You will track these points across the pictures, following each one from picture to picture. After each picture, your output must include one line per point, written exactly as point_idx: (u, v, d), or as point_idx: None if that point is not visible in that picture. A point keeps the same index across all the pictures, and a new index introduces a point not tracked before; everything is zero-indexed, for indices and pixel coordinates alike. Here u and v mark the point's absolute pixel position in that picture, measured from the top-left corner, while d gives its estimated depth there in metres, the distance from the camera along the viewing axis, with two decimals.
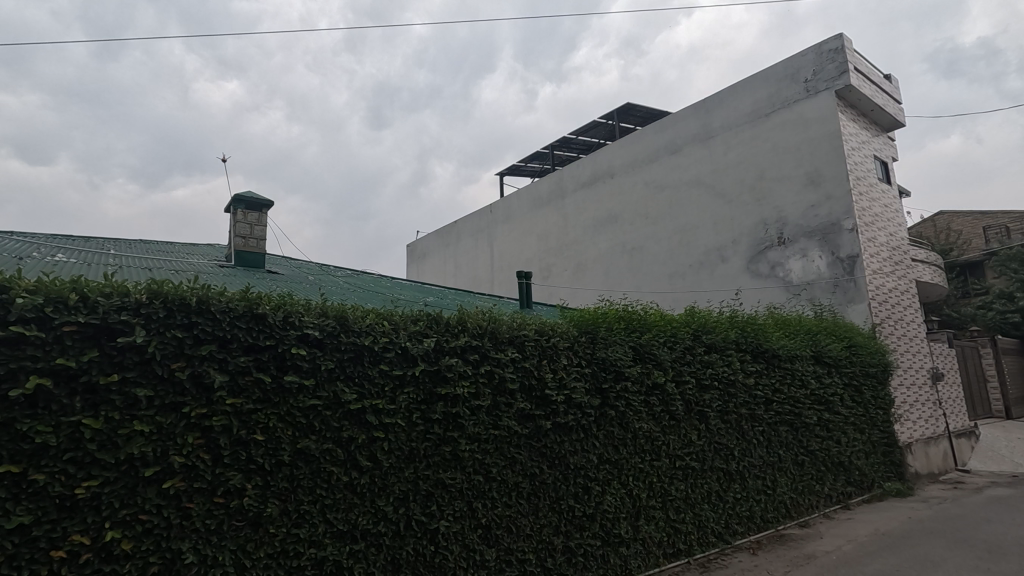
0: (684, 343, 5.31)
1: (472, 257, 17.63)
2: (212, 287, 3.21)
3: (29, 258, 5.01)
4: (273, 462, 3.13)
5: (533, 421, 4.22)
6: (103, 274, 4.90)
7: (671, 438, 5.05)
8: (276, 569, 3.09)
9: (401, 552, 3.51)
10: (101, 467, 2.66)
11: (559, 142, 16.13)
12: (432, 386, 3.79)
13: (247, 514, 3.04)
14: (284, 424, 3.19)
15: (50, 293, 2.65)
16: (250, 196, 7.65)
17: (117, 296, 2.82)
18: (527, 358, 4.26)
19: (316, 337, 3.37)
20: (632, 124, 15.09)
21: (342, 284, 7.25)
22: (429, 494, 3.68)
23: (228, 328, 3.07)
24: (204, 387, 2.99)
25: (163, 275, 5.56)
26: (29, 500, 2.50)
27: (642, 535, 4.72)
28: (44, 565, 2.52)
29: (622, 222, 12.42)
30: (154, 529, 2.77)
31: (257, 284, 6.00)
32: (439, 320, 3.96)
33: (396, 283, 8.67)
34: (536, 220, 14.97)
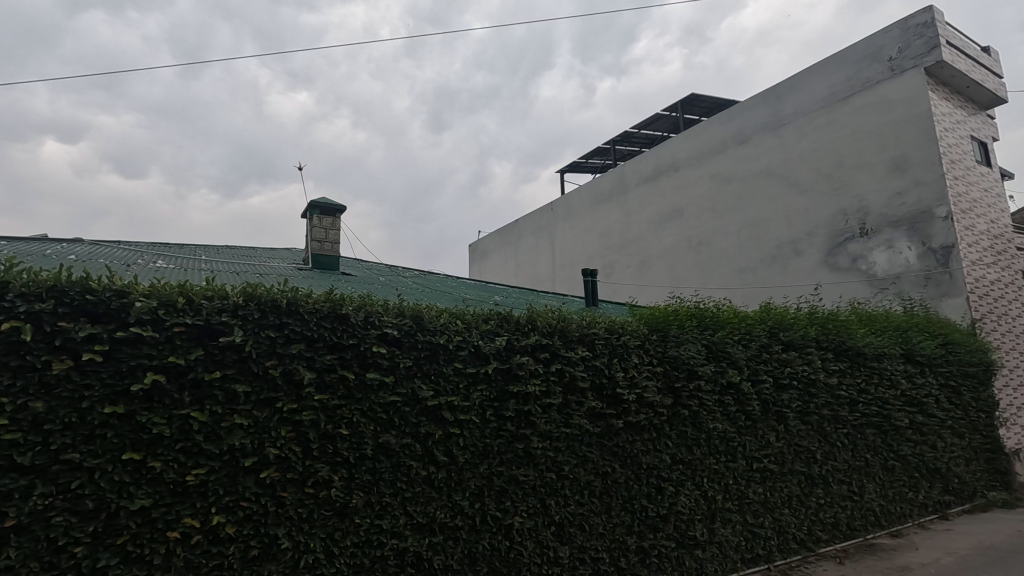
0: (761, 341, 5.10)
1: (533, 255, 17.75)
2: (300, 289, 3.41)
3: (136, 265, 5.51)
4: (357, 456, 3.28)
5: (604, 420, 4.19)
6: (202, 277, 5.35)
7: (747, 438, 4.87)
8: (361, 558, 3.25)
9: (477, 545, 3.60)
10: (207, 456, 2.90)
11: (620, 136, 15.87)
12: (504, 383, 3.84)
13: (334, 504, 3.21)
14: (366, 419, 3.33)
15: (161, 296, 2.91)
16: (325, 202, 8.06)
17: (218, 298, 3.06)
18: (598, 356, 4.23)
19: (394, 336, 3.51)
20: (697, 114, 14.62)
21: (412, 285, 7.49)
22: (504, 490, 3.74)
23: (315, 328, 3.26)
24: (294, 383, 3.18)
25: (252, 278, 5.97)
26: (148, 485, 2.76)
27: (718, 538, 4.60)
28: (161, 544, 2.77)
29: (687, 216, 12.09)
30: (254, 514, 2.99)
31: (336, 286, 6.32)
32: (510, 319, 4.01)
33: (463, 283, 8.84)
34: (598, 216, 14.86)
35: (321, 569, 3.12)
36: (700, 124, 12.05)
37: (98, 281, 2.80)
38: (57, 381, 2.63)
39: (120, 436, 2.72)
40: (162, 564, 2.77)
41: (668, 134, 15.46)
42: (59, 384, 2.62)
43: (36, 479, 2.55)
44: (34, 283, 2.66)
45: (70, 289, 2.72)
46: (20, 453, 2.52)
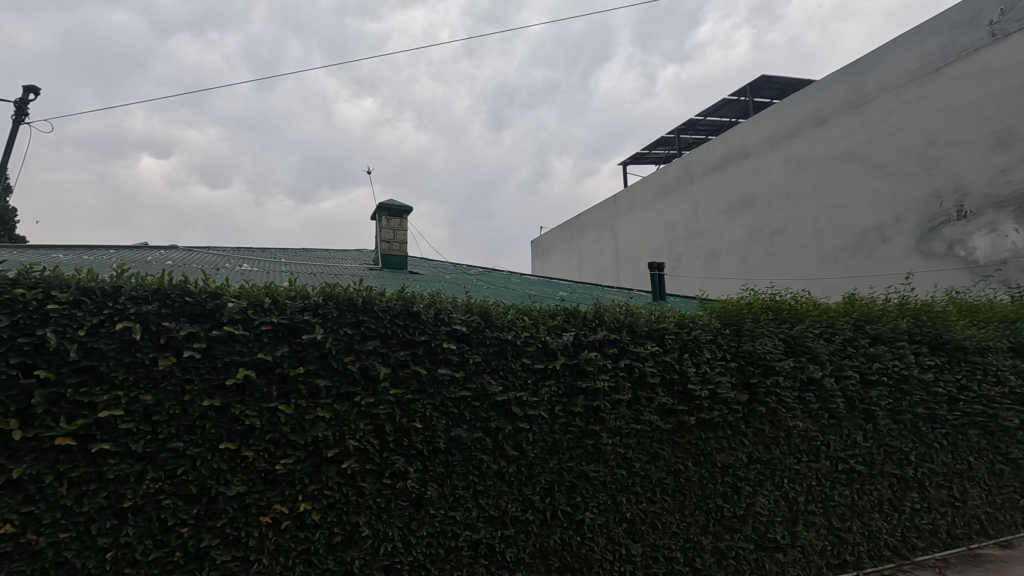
0: (845, 334, 4.80)
1: (597, 250, 17.60)
2: (374, 288, 3.55)
3: (225, 268, 5.94)
4: (431, 449, 3.38)
5: (675, 417, 4.08)
6: (284, 279, 5.69)
7: (832, 438, 4.59)
8: (436, 548, 3.35)
9: (549, 540, 3.62)
10: (294, 447, 3.08)
11: (685, 125, 15.37)
12: (572, 379, 3.83)
13: (410, 495, 3.33)
14: (439, 413, 3.43)
15: (250, 298, 3.13)
16: (393, 204, 8.33)
17: (300, 298, 3.25)
18: (668, 352, 4.12)
19: (463, 332, 3.58)
20: (768, 97, 13.90)
21: (478, 282, 7.61)
22: (574, 485, 3.74)
23: (389, 326, 3.39)
24: (370, 378, 3.32)
25: (328, 279, 6.28)
26: (242, 473, 2.97)
27: (801, 542, 4.38)
28: (256, 528, 2.98)
29: (759, 205, 11.56)
30: (336, 503, 3.15)
31: (407, 285, 6.54)
32: (577, 314, 3.99)
33: (528, 280, 8.89)
34: (663, 208, 14.51)
35: (399, 557, 3.25)
36: (771, 108, 11.48)
37: (195, 284, 3.04)
38: (163, 375, 2.87)
39: (217, 426, 2.94)
40: (257, 547, 2.98)
41: (737, 119, 14.81)
42: (164, 378, 2.87)
43: (148, 465, 2.80)
44: (142, 287, 2.93)
45: (172, 292, 2.97)
46: (134, 440, 2.78)
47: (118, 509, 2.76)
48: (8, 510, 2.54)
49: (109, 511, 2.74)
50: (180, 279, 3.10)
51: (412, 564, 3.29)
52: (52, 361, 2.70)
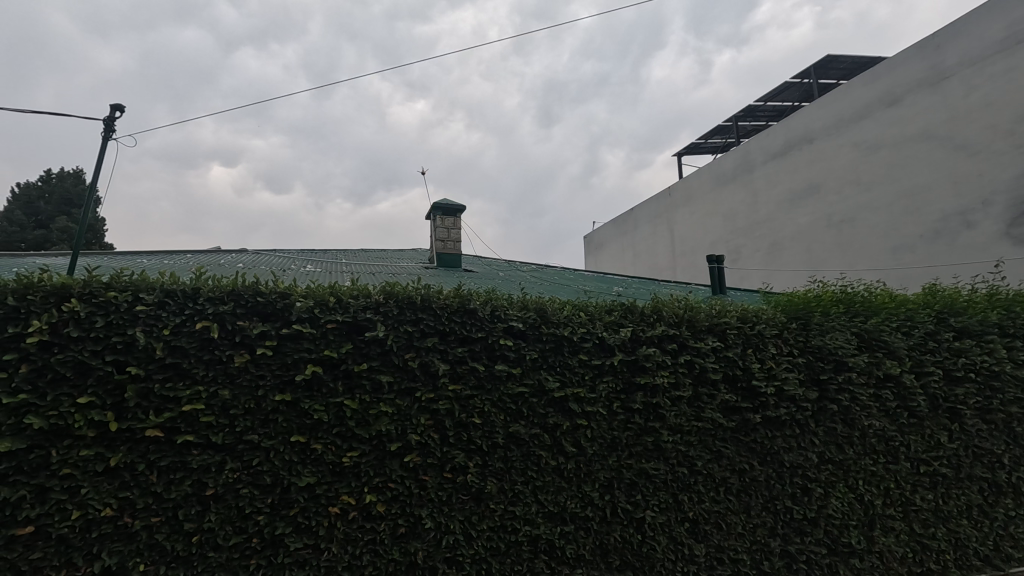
0: (926, 327, 4.49)
1: (653, 244, 17.25)
2: (432, 286, 3.63)
3: (291, 270, 6.23)
4: (489, 444, 3.42)
5: (739, 414, 3.94)
6: (345, 279, 5.90)
7: (912, 438, 4.30)
8: (497, 542, 3.39)
9: (608, 537, 3.59)
10: (359, 441, 3.20)
11: (743, 112, 14.78)
12: (630, 375, 3.76)
13: (470, 490, 3.38)
14: (497, 409, 3.45)
15: (316, 297, 3.27)
16: (446, 204, 8.46)
17: (362, 297, 3.36)
18: (730, 347, 3.98)
19: (519, 329, 3.59)
20: (834, 77, 13.15)
21: (532, 279, 7.62)
22: (633, 483, 3.68)
23: (446, 323, 3.45)
24: (430, 374, 3.39)
25: (387, 278, 6.46)
26: (312, 465, 3.11)
27: (879, 548, 4.15)
28: (325, 517, 3.11)
29: (826, 192, 10.96)
30: (400, 496, 3.24)
31: (463, 283, 6.64)
32: (634, 310, 3.93)
33: (582, 276, 8.82)
34: (721, 198, 14.04)
35: (461, 550, 3.31)
36: (839, 89, 10.84)
37: (266, 285, 3.21)
38: (239, 371, 3.04)
39: (288, 420, 3.09)
40: (326, 535, 3.12)
41: (800, 103, 14.10)
42: (240, 374, 3.04)
43: (227, 455, 2.98)
44: (218, 288, 3.11)
45: (245, 293, 3.15)
46: (214, 433, 2.96)
47: (201, 496, 2.95)
48: (107, 495, 2.77)
49: (193, 498, 2.93)
50: (252, 281, 3.28)
51: (473, 557, 3.35)
52: (141, 358, 2.91)
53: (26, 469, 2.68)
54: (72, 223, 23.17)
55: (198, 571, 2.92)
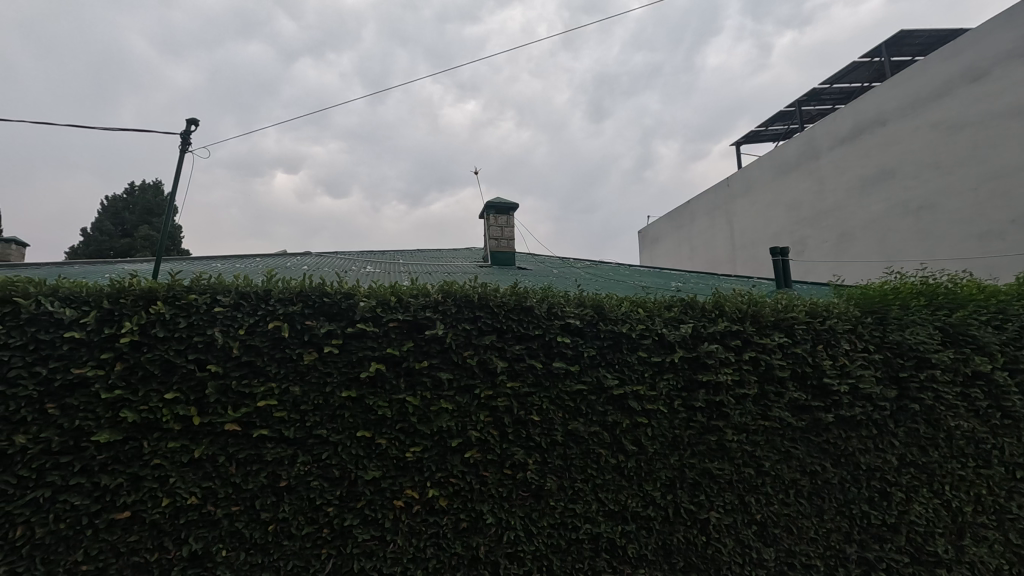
0: (1021, 321, 4.13)
1: (710, 237, 16.74)
2: (489, 285, 3.66)
3: (352, 271, 6.45)
4: (548, 441, 3.42)
5: (809, 414, 3.76)
6: (404, 278, 6.06)
7: (1006, 441, 3.97)
8: (557, 539, 3.39)
9: (672, 538, 3.52)
10: (421, 436, 3.27)
11: (807, 96, 14.06)
12: (692, 373, 3.66)
13: (530, 486, 3.40)
14: (555, 406, 3.45)
15: (378, 297, 3.38)
16: (499, 202, 8.52)
17: (421, 296, 3.44)
18: (799, 343, 3.80)
19: (577, 325, 3.57)
20: (908, 54, 12.29)
21: (586, 275, 7.56)
22: (696, 483, 3.58)
23: (504, 321, 3.48)
24: (489, 371, 3.43)
25: (443, 277, 6.57)
26: (377, 459, 3.21)
27: (969, 558, 3.86)
28: (390, 510, 3.21)
29: (901, 177, 10.25)
30: (461, 491, 3.30)
31: (518, 280, 6.67)
32: (694, 305, 3.82)
33: (638, 271, 8.67)
34: (784, 187, 13.43)
35: (522, 546, 3.34)
36: (915, 65, 10.10)
37: (330, 286, 3.34)
38: (308, 369, 3.18)
39: (354, 415, 3.21)
40: (392, 528, 3.22)
41: (870, 83, 13.27)
42: (309, 371, 3.18)
43: (298, 449, 3.12)
44: (287, 290, 3.27)
45: (312, 293, 3.29)
46: (286, 427, 3.11)
47: (276, 488, 3.11)
48: (192, 485, 2.97)
49: (268, 489, 3.09)
50: (318, 282, 3.42)
51: (535, 553, 3.37)
52: (220, 357, 3.09)
53: (122, 459, 2.92)
54: (154, 231, 24.96)
55: (274, 558, 3.08)
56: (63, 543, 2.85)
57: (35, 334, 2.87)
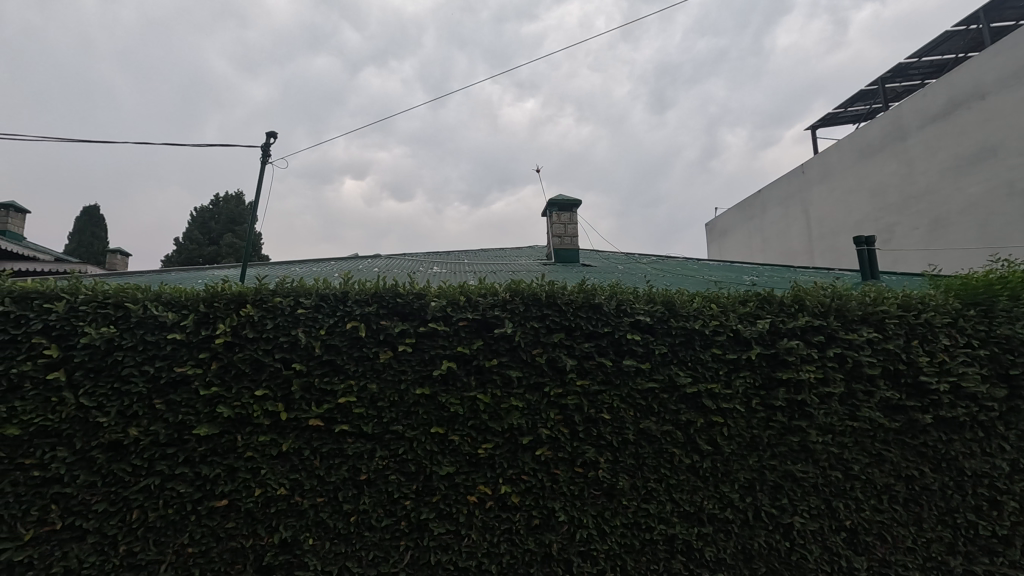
0: None
1: (785, 227, 15.93)
2: (556, 282, 3.66)
3: (420, 271, 6.64)
4: (620, 440, 3.38)
5: (904, 414, 3.50)
6: (473, 278, 6.17)
7: None
8: (631, 539, 3.34)
9: (752, 542, 3.38)
10: (493, 433, 3.32)
11: (892, 72, 13.06)
12: (770, 370, 3.49)
13: (602, 485, 3.38)
14: (626, 405, 3.40)
15: (448, 297, 3.46)
16: (561, 199, 8.49)
17: (490, 296, 3.50)
18: (891, 339, 3.53)
19: (647, 323, 3.50)
20: (1011, 19, 11.14)
21: (653, 271, 7.39)
22: (777, 486, 3.42)
23: (573, 318, 3.46)
24: (558, 369, 3.43)
25: (509, 276, 6.63)
26: (451, 455, 3.30)
27: None
28: (465, 505, 3.28)
29: (1003, 155, 9.26)
30: (533, 487, 3.33)
31: (586, 278, 6.63)
32: (772, 300, 3.65)
33: (708, 265, 8.40)
34: (867, 171, 12.54)
35: (594, 544, 3.31)
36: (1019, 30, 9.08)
37: (402, 287, 3.45)
38: (384, 367, 3.31)
39: (428, 412, 3.31)
40: (466, 522, 3.28)
41: (966, 54, 12.13)
42: (385, 369, 3.30)
43: (377, 444, 3.25)
44: (363, 291, 3.41)
45: (386, 294, 3.42)
46: (365, 423, 3.25)
47: (356, 481, 3.25)
48: (281, 476, 3.16)
49: (349, 482, 3.24)
50: (391, 284, 3.55)
51: (608, 552, 3.34)
52: (304, 356, 3.28)
53: (220, 451, 3.15)
54: (238, 239, 26.82)
55: (356, 548, 3.22)
56: (171, 527, 3.11)
57: (143, 335, 3.15)
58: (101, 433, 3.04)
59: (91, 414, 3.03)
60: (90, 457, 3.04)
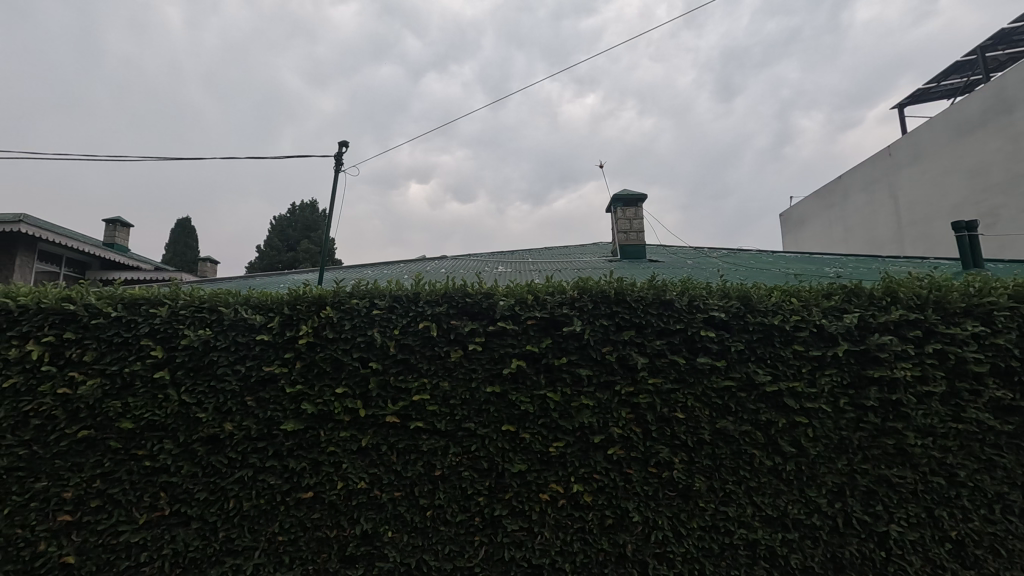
0: None
1: (870, 214, 14.85)
2: (624, 279, 3.60)
3: (487, 271, 6.72)
4: (696, 440, 3.28)
5: (1018, 416, 3.17)
6: (541, 276, 6.17)
7: None
8: (710, 542, 3.23)
9: (842, 551, 3.18)
10: (563, 432, 3.32)
11: (992, 39, 11.87)
12: (860, 368, 3.27)
13: (677, 486, 3.29)
14: (702, 404, 3.30)
15: (516, 295, 3.49)
16: (626, 194, 8.33)
17: (558, 294, 3.50)
18: (1001, 333, 3.21)
19: (722, 319, 3.37)
20: None
21: (725, 265, 7.11)
22: (870, 491, 3.20)
23: (643, 315, 3.39)
24: (629, 367, 3.37)
25: (575, 273, 6.59)
26: (522, 453, 3.32)
27: None
28: (537, 503, 3.29)
29: None
30: (606, 487, 3.29)
31: (655, 274, 6.47)
32: (860, 292, 3.41)
33: (785, 257, 7.98)
34: (965, 150, 11.45)
35: (670, 547, 3.23)
36: None
37: (471, 288, 3.52)
38: (455, 365, 3.38)
39: (499, 410, 3.34)
40: (539, 520, 3.30)
41: None
42: (457, 367, 3.38)
43: (450, 441, 3.33)
44: (434, 292, 3.50)
45: (456, 294, 3.49)
46: (438, 420, 3.33)
47: (431, 476, 3.34)
48: (361, 470, 3.30)
49: (425, 477, 3.34)
50: (460, 284, 3.62)
51: (685, 555, 3.24)
52: (379, 355, 3.40)
53: (305, 445, 3.33)
54: (314, 245, 28.30)
55: (432, 542, 3.31)
56: (263, 516, 3.32)
57: (235, 337, 3.38)
58: (200, 427, 3.30)
59: (192, 410, 3.30)
60: (192, 450, 3.30)
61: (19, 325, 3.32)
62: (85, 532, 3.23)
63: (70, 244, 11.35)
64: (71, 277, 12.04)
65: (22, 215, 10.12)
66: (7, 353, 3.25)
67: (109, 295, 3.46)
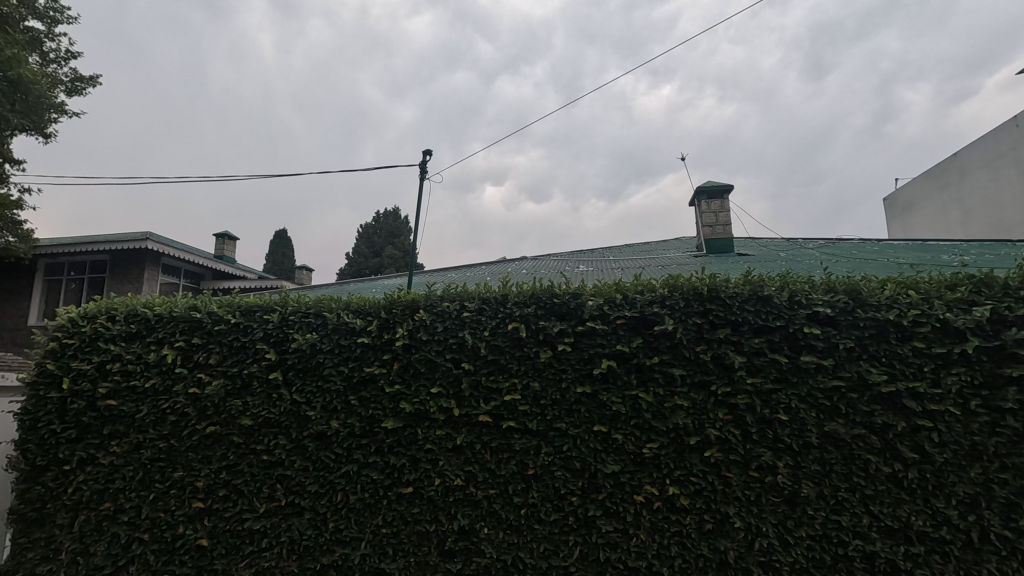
0: None
1: (994, 194, 13.29)
2: (717, 276, 3.47)
3: (569, 271, 6.70)
4: (801, 444, 3.09)
5: None
6: (626, 275, 6.06)
7: None
8: (821, 553, 3.03)
9: (978, 569, 2.87)
10: (657, 432, 3.25)
11: None
12: (994, 366, 2.94)
13: (782, 492, 3.12)
14: (807, 405, 3.11)
15: (604, 295, 3.46)
16: (710, 186, 7.99)
17: (648, 292, 3.43)
18: None
19: (827, 314, 3.16)
20: None
21: (824, 256, 6.63)
22: (1011, 504, 2.87)
23: (739, 312, 3.25)
24: (726, 367, 3.24)
25: (659, 271, 6.42)
26: (615, 454, 3.28)
27: None
28: (631, 505, 3.25)
29: None
30: (704, 490, 3.18)
31: (746, 269, 6.17)
32: (991, 282, 3.06)
33: (893, 246, 7.32)
34: None
35: (777, 555, 3.08)
36: None
37: (559, 288, 3.54)
38: (545, 365, 3.41)
39: (591, 410, 3.33)
40: (634, 522, 3.24)
41: None
42: (546, 368, 3.40)
43: (541, 440, 3.36)
44: (521, 293, 3.56)
45: (543, 295, 3.52)
46: (529, 420, 3.38)
47: (525, 475, 3.38)
48: (457, 467, 3.42)
49: (518, 476, 3.39)
50: (547, 285, 3.64)
51: (793, 565, 3.07)
52: (471, 356, 3.51)
53: (403, 442, 3.50)
54: (398, 251, 29.55)
55: (527, 540, 3.35)
56: (368, 509, 3.51)
57: (338, 340, 3.61)
58: (310, 424, 3.55)
59: (302, 409, 3.56)
60: (304, 446, 3.57)
61: (155, 332, 3.74)
62: (215, 518, 3.57)
63: (188, 257, 12.64)
64: (190, 287, 13.38)
65: (148, 232, 11.45)
66: (147, 356, 3.67)
67: (228, 304, 3.82)
